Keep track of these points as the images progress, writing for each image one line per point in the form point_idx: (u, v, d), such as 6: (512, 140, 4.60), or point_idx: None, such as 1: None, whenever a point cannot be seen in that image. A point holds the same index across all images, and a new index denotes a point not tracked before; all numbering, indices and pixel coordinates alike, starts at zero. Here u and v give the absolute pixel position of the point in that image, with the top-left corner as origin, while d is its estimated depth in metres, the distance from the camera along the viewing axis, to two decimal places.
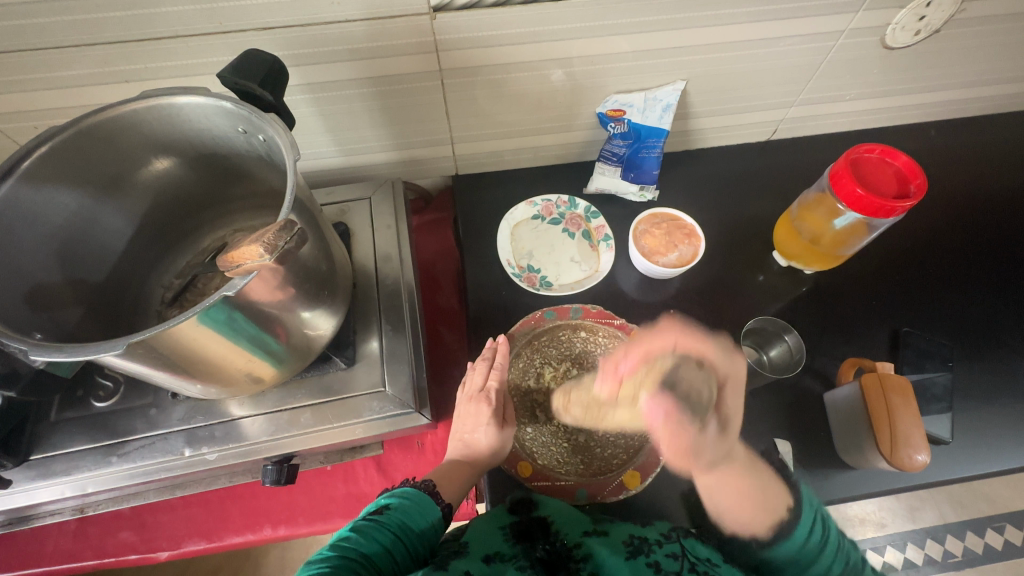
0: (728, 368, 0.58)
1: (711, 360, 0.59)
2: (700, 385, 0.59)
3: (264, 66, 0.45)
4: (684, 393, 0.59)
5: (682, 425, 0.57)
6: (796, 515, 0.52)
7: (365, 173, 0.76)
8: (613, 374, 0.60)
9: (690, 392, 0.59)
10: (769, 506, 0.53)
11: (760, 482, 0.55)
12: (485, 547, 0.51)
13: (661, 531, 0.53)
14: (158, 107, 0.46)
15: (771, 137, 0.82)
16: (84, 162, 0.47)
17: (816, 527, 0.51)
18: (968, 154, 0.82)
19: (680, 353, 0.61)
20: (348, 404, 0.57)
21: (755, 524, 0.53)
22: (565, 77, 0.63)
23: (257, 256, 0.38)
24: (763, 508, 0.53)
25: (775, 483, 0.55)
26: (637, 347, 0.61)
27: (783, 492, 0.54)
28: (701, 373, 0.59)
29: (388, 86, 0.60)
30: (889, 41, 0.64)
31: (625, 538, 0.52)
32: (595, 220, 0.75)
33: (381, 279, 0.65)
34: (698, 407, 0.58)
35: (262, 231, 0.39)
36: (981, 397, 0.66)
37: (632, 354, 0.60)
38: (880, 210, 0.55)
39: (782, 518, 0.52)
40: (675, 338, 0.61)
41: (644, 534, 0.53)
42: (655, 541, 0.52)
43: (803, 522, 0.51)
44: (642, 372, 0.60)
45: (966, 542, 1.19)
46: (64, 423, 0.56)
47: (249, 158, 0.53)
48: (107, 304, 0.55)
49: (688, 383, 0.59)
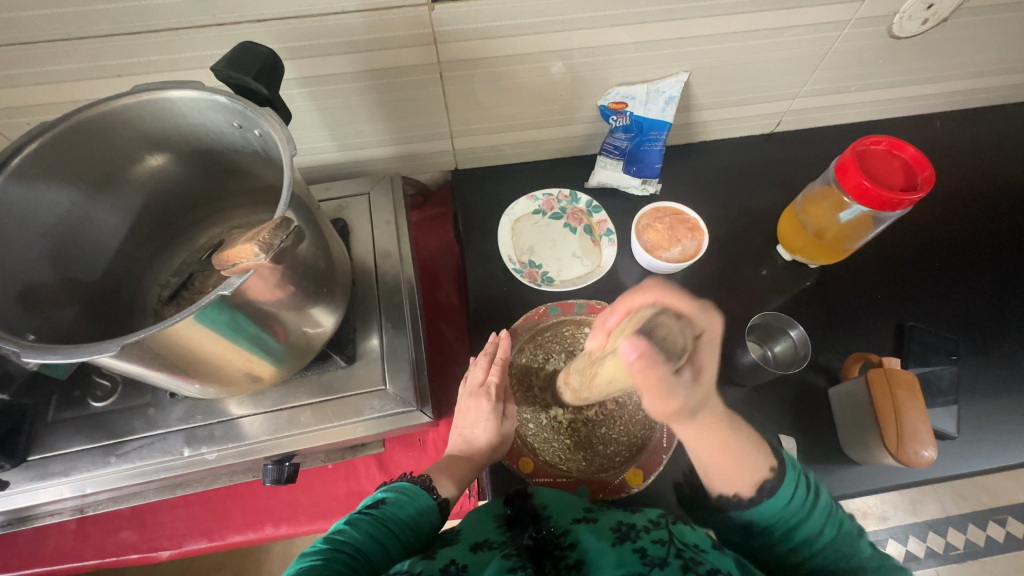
0: (707, 319, 0.47)
1: (688, 312, 0.46)
2: (680, 329, 0.43)
3: (258, 59, 0.44)
4: (664, 343, 0.41)
5: (654, 362, 0.41)
6: (779, 475, 0.48)
7: (364, 167, 0.75)
8: (603, 329, 0.50)
9: (667, 341, 0.41)
10: (750, 465, 0.48)
11: (739, 436, 0.49)
12: (473, 537, 0.49)
13: (651, 518, 0.51)
14: (150, 102, 0.45)
15: (775, 129, 0.80)
16: (76, 159, 0.46)
17: (801, 487, 0.48)
18: (974, 146, 0.81)
19: (660, 305, 0.46)
20: (348, 402, 0.57)
21: (738, 481, 0.49)
22: (565, 69, 0.61)
23: (252, 256, 0.37)
24: (742, 466, 0.48)
25: (748, 446, 0.49)
26: (624, 303, 0.48)
27: (765, 451, 0.49)
28: (681, 323, 0.44)
29: (386, 79, 0.59)
30: (897, 31, 0.63)
31: (613, 525, 0.50)
32: (596, 214, 0.75)
33: (381, 276, 0.64)
34: (676, 355, 0.42)
35: (257, 231, 0.38)
36: (987, 391, 0.66)
37: (618, 308, 0.49)
38: (886, 203, 0.55)
39: (764, 478, 0.48)
40: (657, 294, 0.48)
41: (633, 521, 0.50)
42: (643, 528, 0.49)
43: (789, 478, 0.48)
44: (624, 322, 0.47)
45: (968, 535, 1.19)
46: (61, 423, 0.55)
47: (245, 153, 0.52)
48: (103, 303, 0.54)
49: (669, 326, 0.43)
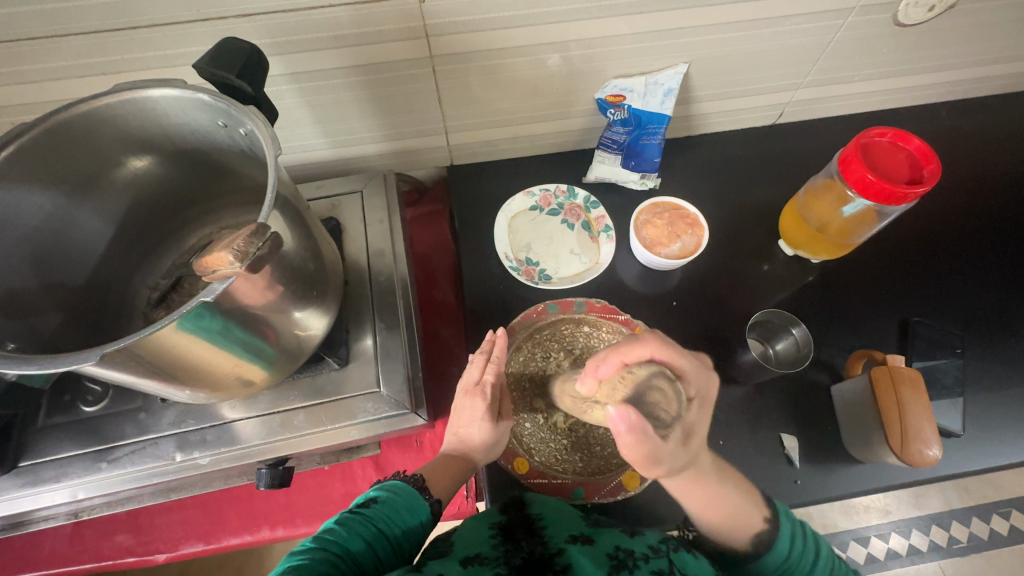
0: (700, 380, 0.45)
1: (679, 369, 0.44)
2: (673, 402, 0.40)
3: (242, 55, 0.42)
4: (652, 409, 0.39)
5: (646, 440, 0.38)
6: (774, 527, 0.48)
7: (358, 164, 0.74)
8: (592, 375, 0.45)
9: (657, 411, 0.39)
10: (743, 514, 0.48)
11: (730, 489, 0.48)
12: (466, 549, 0.49)
13: (651, 544, 0.50)
14: (131, 101, 0.44)
15: (776, 120, 0.79)
16: (55, 161, 0.45)
17: (799, 541, 0.49)
18: (981, 136, 0.79)
19: (659, 367, 0.42)
20: (342, 405, 0.56)
21: (732, 531, 0.49)
22: (562, 61, 0.60)
23: (227, 263, 0.36)
24: (738, 518, 0.48)
25: (734, 494, 0.48)
26: (616, 353, 0.44)
27: (760, 501, 0.49)
28: (675, 388, 0.41)
29: (377, 74, 0.57)
30: (903, 19, 0.61)
31: (610, 550, 0.49)
32: (594, 210, 0.73)
33: (374, 276, 0.63)
34: (665, 424, 0.39)
35: (232, 237, 0.37)
36: (994, 387, 0.64)
37: (612, 357, 0.44)
38: (891, 197, 0.53)
39: (758, 533, 0.49)
40: (655, 348, 0.43)
41: (631, 547, 0.49)
42: (642, 556, 0.48)
43: (784, 533, 0.48)
44: (615, 378, 0.42)
45: (972, 528, 1.19)
46: (52, 429, 0.55)
47: (231, 152, 0.50)
48: (89, 309, 0.53)
49: (659, 396, 0.40)
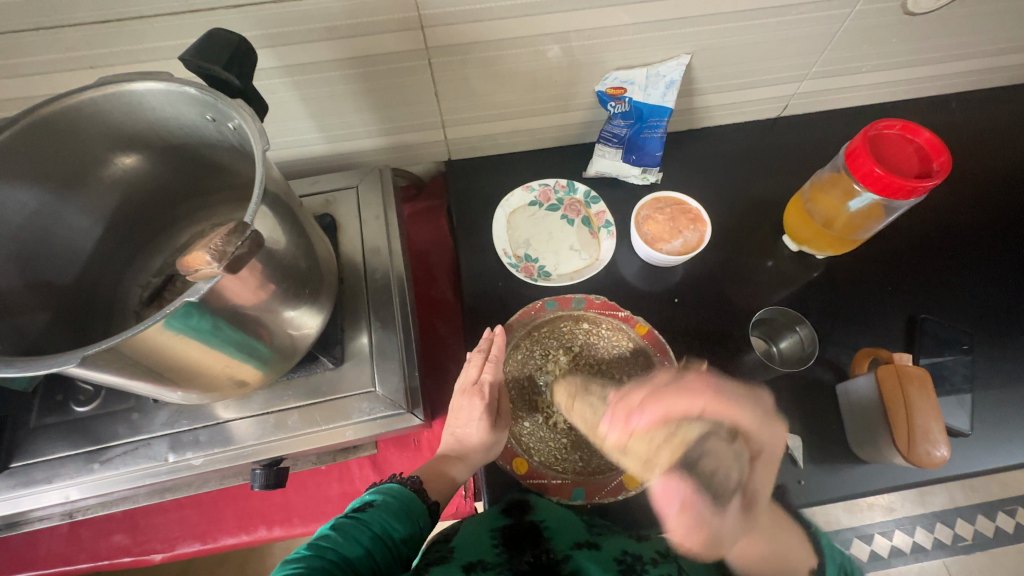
0: (766, 437, 0.52)
1: (745, 429, 0.53)
2: (729, 464, 0.51)
3: (228, 46, 0.41)
4: (707, 476, 0.51)
5: (698, 522, 0.51)
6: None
7: (354, 159, 0.72)
8: (620, 420, 0.54)
9: (716, 485, 0.51)
10: (785, 569, 0.48)
11: (783, 538, 0.50)
12: (469, 555, 0.48)
13: (657, 550, 0.51)
14: (116, 96, 0.43)
15: (781, 113, 0.77)
16: (39, 156, 0.44)
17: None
18: (993, 128, 0.77)
19: (714, 425, 0.53)
20: (337, 405, 0.55)
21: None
22: (562, 53, 0.58)
23: (205, 264, 0.35)
24: (783, 563, 0.48)
25: (793, 539, 0.50)
26: (658, 405, 0.54)
27: (807, 551, 0.48)
28: (733, 450, 0.52)
29: (372, 67, 0.56)
30: (913, 7, 0.59)
31: (618, 554, 0.49)
32: (595, 205, 0.72)
33: (370, 274, 0.62)
34: (721, 491, 0.51)
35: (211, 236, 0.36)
36: (1003, 386, 0.63)
37: (652, 409, 0.54)
38: (900, 191, 0.52)
39: None
40: (704, 402, 0.54)
41: (638, 551, 0.50)
42: (650, 560, 0.49)
43: (830, 567, 0.48)
44: (655, 433, 0.53)
45: (977, 526, 1.17)
46: (44, 429, 0.54)
47: (221, 148, 0.49)
48: (78, 307, 0.53)
49: (715, 457, 0.52)
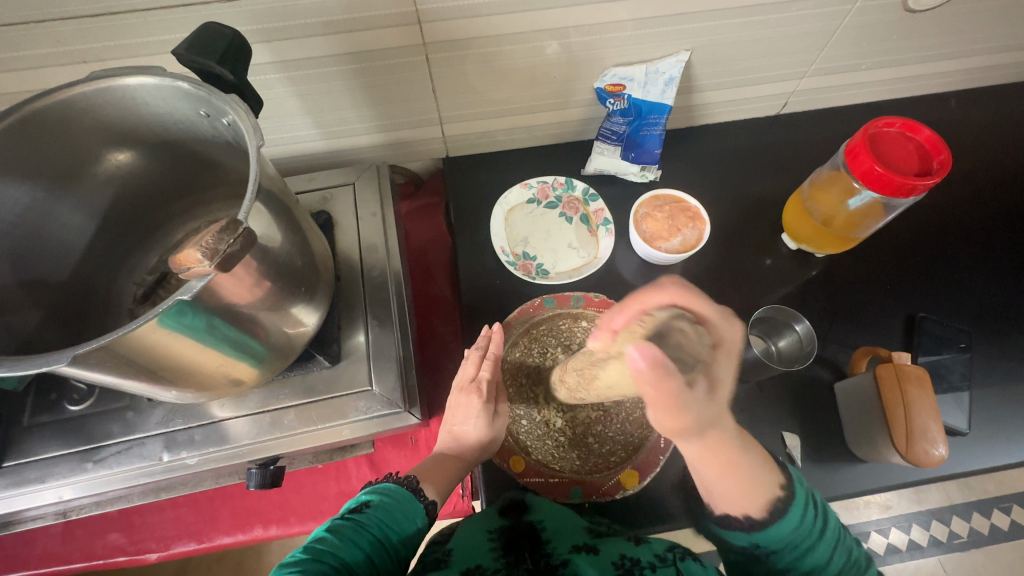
0: (727, 329, 0.44)
1: (711, 318, 0.44)
2: (696, 344, 0.41)
3: (223, 40, 0.40)
4: (641, 393, 0.51)
5: (669, 372, 0.38)
6: (789, 495, 0.45)
7: (351, 156, 0.72)
8: (607, 330, 0.44)
9: (677, 346, 0.40)
10: (757, 486, 0.45)
11: (756, 468, 0.45)
12: (463, 559, 0.48)
13: (657, 553, 0.49)
14: (108, 90, 0.42)
15: (781, 110, 0.77)
16: (32, 152, 0.44)
17: (809, 508, 0.45)
18: (992, 127, 0.77)
19: (678, 310, 0.44)
20: (333, 404, 0.55)
21: (748, 504, 0.45)
22: (560, 49, 0.58)
23: (196, 262, 0.34)
24: (757, 490, 0.45)
25: (759, 468, 0.45)
26: (634, 303, 0.45)
27: (769, 469, 0.46)
28: (678, 361, 0.49)
29: (369, 62, 0.55)
30: (913, 4, 0.59)
31: (616, 559, 0.48)
32: (593, 203, 0.71)
33: (367, 271, 0.61)
34: (690, 363, 0.40)
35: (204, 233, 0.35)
36: (1001, 384, 0.63)
37: (630, 305, 0.45)
38: (899, 189, 0.51)
39: (774, 500, 0.45)
40: (674, 293, 0.45)
41: (637, 555, 0.48)
42: (648, 565, 0.47)
43: (797, 502, 0.45)
44: (635, 324, 0.43)
45: (972, 524, 1.18)
46: (37, 428, 0.53)
47: (216, 144, 0.49)
48: (72, 306, 0.52)
49: (679, 336, 0.41)
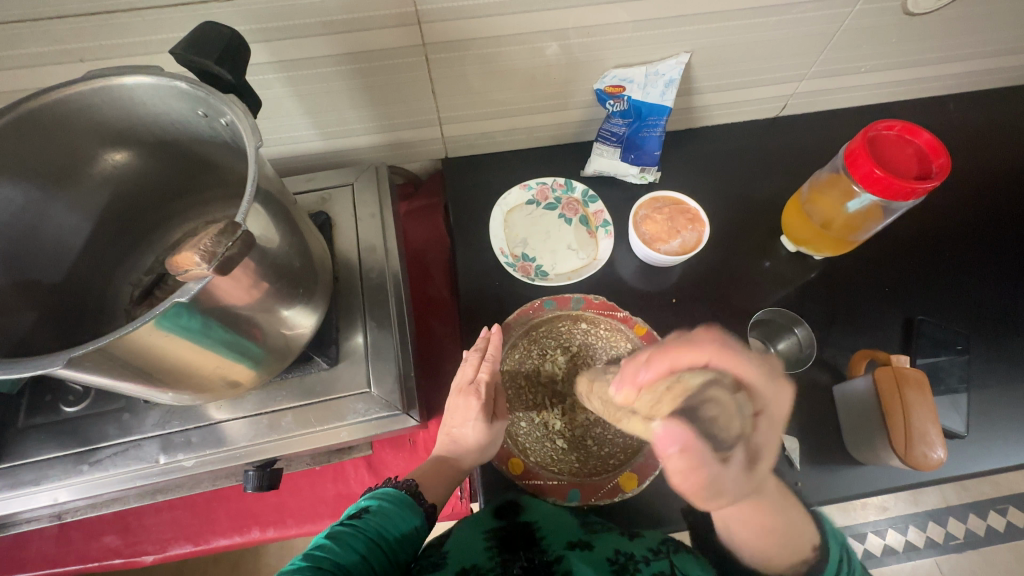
0: (771, 394, 0.43)
1: (749, 383, 0.43)
2: (732, 416, 0.40)
3: (221, 41, 0.40)
4: (709, 425, 0.40)
5: (698, 464, 0.39)
6: (823, 555, 0.43)
7: (350, 156, 0.71)
8: (631, 382, 0.47)
9: (713, 427, 0.40)
10: (793, 546, 0.44)
11: (789, 512, 0.45)
12: (460, 561, 0.50)
13: (651, 546, 0.50)
14: (106, 90, 0.42)
15: (780, 112, 0.77)
16: (28, 152, 0.43)
17: (844, 569, 0.43)
18: (990, 130, 0.77)
19: (714, 374, 0.43)
20: (332, 406, 0.54)
21: (776, 559, 0.44)
22: (560, 50, 0.58)
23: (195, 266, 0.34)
24: (785, 545, 0.44)
25: (799, 517, 0.45)
26: (666, 357, 0.46)
27: (809, 528, 0.45)
28: (736, 399, 0.41)
29: (369, 62, 0.55)
30: (912, 7, 0.59)
31: (610, 555, 0.49)
32: (592, 204, 0.71)
33: (365, 273, 0.61)
34: (724, 442, 0.40)
35: (202, 235, 0.35)
36: (999, 387, 0.63)
37: (657, 363, 0.46)
38: (898, 193, 0.51)
39: (809, 561, 0.43)
40: (711, 352, 0.45)
41: (630, 550, 0.50)
42: (642, 559, 0.48)
43: (832, 558, 0.43)
44: (659, 386, 0.45)
45: (968, 525, 1.18)
46: (32, 430, 0.53)
47: (215, 144, 0.48)
48: (68, 306, 0.52)
49: (717, 406, 0.40)
